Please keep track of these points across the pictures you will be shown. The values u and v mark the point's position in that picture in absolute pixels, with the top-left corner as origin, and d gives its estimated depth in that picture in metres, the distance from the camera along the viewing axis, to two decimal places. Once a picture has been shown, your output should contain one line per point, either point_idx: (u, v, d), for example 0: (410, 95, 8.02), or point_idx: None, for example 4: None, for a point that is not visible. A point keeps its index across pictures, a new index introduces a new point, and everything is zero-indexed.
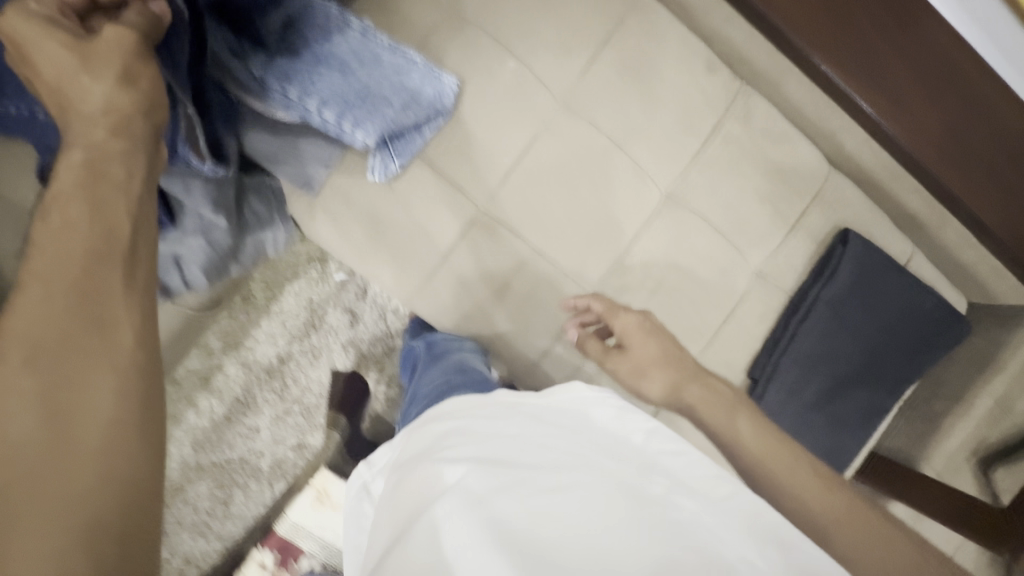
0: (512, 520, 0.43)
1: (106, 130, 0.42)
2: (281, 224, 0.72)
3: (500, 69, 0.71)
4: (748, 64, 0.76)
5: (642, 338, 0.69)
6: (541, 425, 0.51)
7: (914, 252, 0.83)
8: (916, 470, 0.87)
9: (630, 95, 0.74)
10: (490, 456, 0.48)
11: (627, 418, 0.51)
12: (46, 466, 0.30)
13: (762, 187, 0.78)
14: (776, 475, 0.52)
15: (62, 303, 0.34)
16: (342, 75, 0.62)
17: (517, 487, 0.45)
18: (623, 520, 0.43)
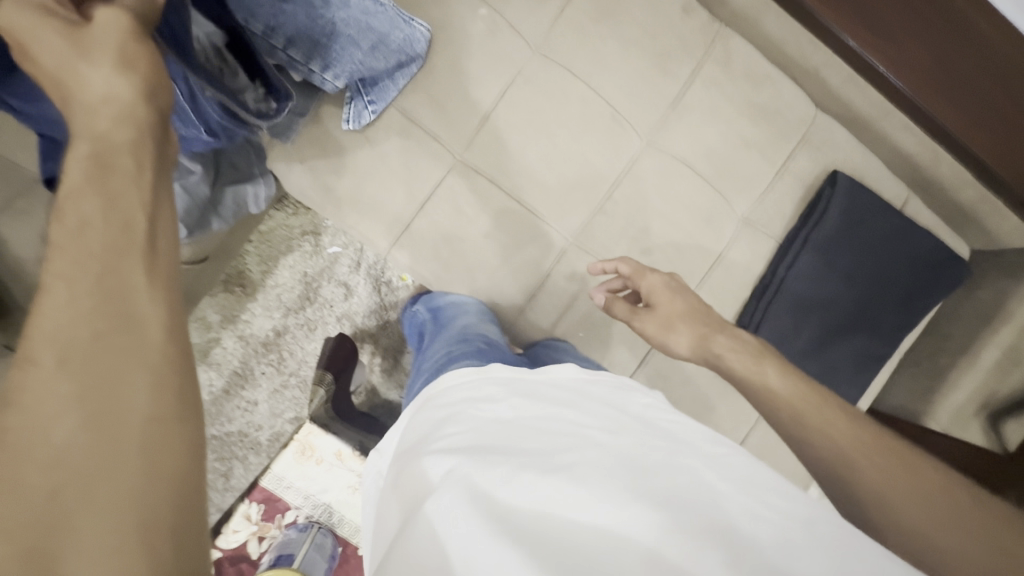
0: (524, 514, 0.35)
1: (113, 119, 0.32)
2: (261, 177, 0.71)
3: (472, 15, 0.70)
4: (725, 5, 0.75)
5: (669, 296, 0.63)
6: (541, 402, 0.44)
7: (908, 196, 0.81)
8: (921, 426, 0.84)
9: (607, 37, 0.73)
10: (489, 443, 0.40)
11: (625, 395, 0.46)
12: (90, 483, 0.23)
13: (748, 131, 0.76)
14: (781, 403, 0.50)
15: (84, 303, 0.26)
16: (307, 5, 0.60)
17: (524, 470, 0.37)
18: (651, 500, 0.35)
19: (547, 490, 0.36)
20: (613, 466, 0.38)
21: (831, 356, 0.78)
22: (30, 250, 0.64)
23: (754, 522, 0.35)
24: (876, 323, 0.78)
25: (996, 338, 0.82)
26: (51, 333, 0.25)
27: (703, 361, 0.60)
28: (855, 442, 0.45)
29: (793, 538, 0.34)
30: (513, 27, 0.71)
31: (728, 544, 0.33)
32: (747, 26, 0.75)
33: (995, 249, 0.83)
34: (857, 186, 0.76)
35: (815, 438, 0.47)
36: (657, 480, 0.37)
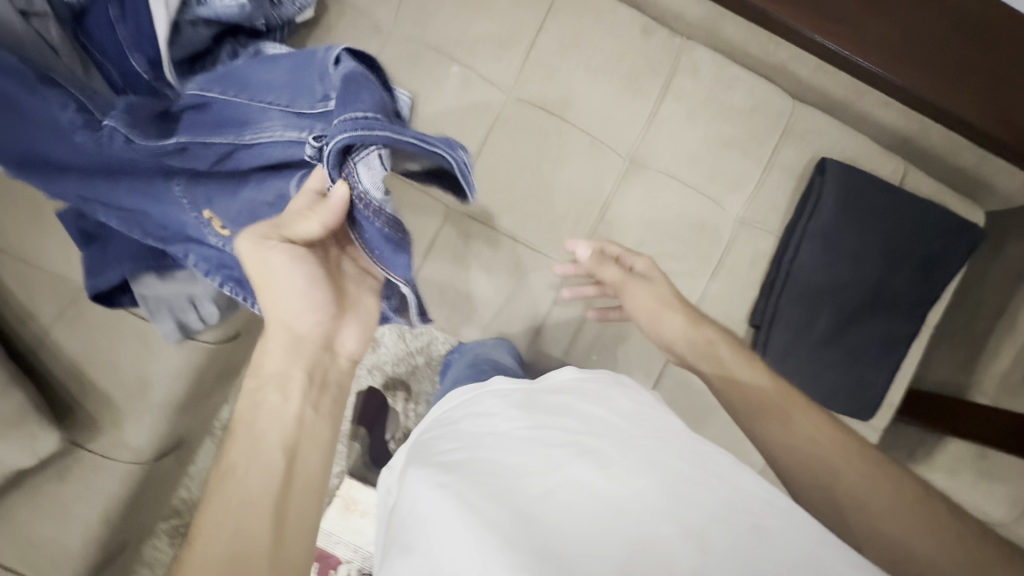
0: (509, 517, 0.36)
1: (279, 358, 0.47)
2: None
3: (446, 75, 0.75)
4: (680, 20, 0.77)
5: (659, 272, 0.70)
6: (537, 411, 0.46)
7: (907, 169, 0.80)
8: (968, 401, 0.80)
9: (574, 70, 0.76)
10: (486, 455, 0.43)
11: (620, 399, 0.48)
12: None
13: (727, 133, 0.78)
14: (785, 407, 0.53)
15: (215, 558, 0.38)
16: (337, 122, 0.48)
17: (514, 480, 0.39)
18: (632, 499, 0.37)
19: (533, 496, 0.38)
20: (598, 466, 0.39)
21: (854, 342, 0.77)
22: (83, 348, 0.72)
23: (727, 515, 0.37)
24: (895, 303, 0.77)
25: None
26: (208, 542, 0.39)
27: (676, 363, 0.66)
28: (834, 456, 0.49)
29: (759, 523, 0.37)
30: (481, 78, 0.76)
31: (701, 537, 0.35)
32: (706, 35, 0.77)
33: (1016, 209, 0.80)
34: (848, 170, 0.76)
35: (806, 447, 0.50)
36: (641, 479, 0.38)
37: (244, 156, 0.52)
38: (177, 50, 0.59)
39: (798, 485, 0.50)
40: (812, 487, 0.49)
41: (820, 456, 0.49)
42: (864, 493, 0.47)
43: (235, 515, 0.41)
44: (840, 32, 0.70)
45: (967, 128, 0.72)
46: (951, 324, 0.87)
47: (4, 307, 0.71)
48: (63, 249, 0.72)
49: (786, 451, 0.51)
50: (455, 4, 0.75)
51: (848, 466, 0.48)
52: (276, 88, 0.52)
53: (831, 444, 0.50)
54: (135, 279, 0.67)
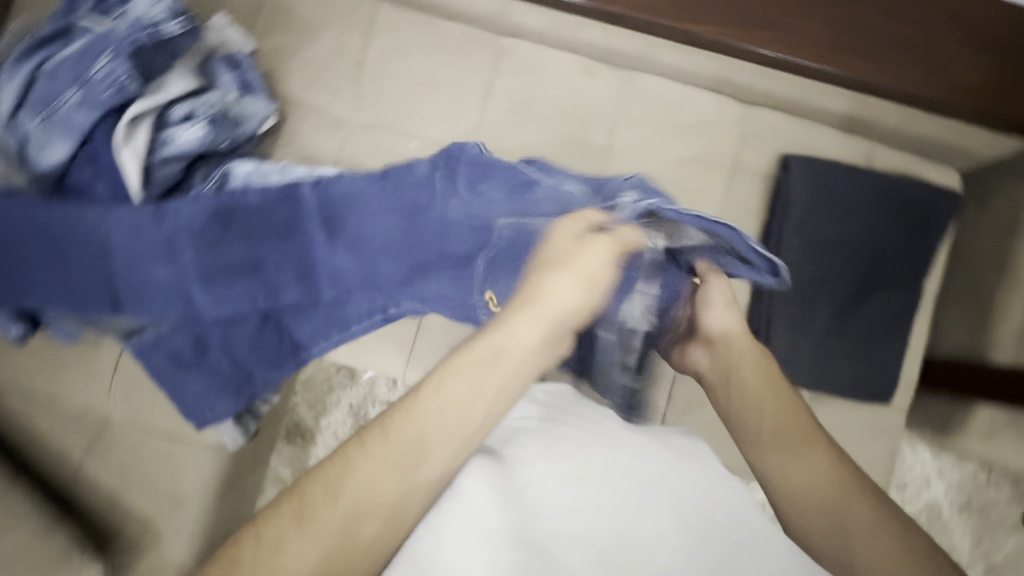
0: (506, 509, 0.39)
1: (475, 380, 0.40)
2: (320, 335, 0.73)
3: (408, 150, 0.79)
4: (619, 54, 0.80)
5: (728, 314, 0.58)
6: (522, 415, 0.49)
7: (873, 146, 0.80)
8: (991, 365, 0.77)
9: (527, 121, 0.79)
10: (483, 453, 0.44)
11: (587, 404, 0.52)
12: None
13: (687, 149, 0.79)
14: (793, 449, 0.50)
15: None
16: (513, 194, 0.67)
17: (529, 475, 0.41)
18: (619, 500, 0.41)
19: (535, 491, 0.41)
20: (591, 461, 0.43)
21: (858, 329, 0.76)
22: (116, 473, 0.75)
23: (698, 528, 0.41)
24: (890, 283, 0.77)
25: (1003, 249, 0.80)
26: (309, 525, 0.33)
27: (719, 367, 0.57)
28: (847, 500, 0.46)
29: (718, 537, 0.41)
30: (442, 145, 0.79)
31: (664, 539, 0.40)
32: (647, 62, 0.80)
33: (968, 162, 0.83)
34: (812, 161, 0.77)
35: (799, 476, 0.49)
36: (616, 483, 0.42)
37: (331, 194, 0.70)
38: (153, 187, 0.67)
39: (808, 534, 0.47)
40: (822, 529, 0.46)
41: (831, 495, 0.47)
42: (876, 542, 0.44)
43: (390, 467, 0.36)
44: (762, 38, 0.76)
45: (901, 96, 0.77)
46: (956, 287, 0.86)
47: (36, 450, 0.75)
48: (82, 385, 0.75)
49: (791, 486, 0.49)
50: (406, 85, 0.79)
51: (859, 508, 0.46)
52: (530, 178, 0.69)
53: (848, 488, 0.47)
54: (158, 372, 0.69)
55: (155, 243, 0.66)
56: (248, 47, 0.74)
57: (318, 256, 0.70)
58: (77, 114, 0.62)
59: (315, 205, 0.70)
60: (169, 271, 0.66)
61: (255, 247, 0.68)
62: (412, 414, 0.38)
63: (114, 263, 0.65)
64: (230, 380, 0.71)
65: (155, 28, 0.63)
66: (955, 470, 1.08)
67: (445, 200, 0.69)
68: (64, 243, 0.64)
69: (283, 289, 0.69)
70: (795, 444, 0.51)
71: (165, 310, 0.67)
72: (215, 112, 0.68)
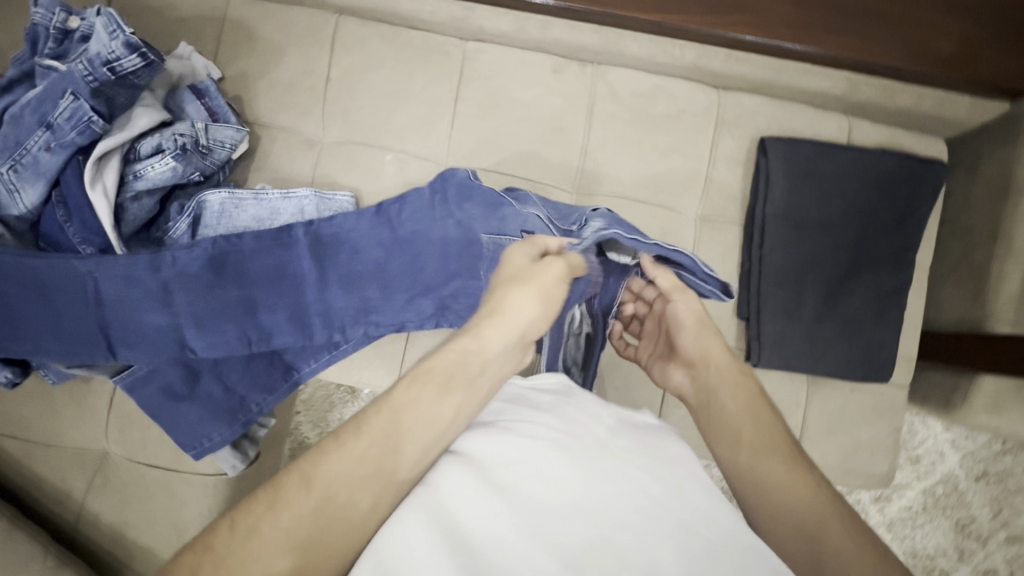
0: (483, 513, 0.36)
1: (436, 390, 0.45)
2: (309, 363, 0.74)
3: (381, 163, 0.78)
4: (586, 50, 0.79)
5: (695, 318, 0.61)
6: (522, 410, 0.46)
7: (852, 123, 0.79)
8: (989, 334, 0.75)
9: (499, 125, 0.78)
10: (469, 451, 0.41)
11: (594, 401, 0.48)
12: None
13: (662, 140, 0.78)
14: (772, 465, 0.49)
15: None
16: (488, 214, 0.70)
17: (515, 473, 0.39)
18: (610, 505, 0.38)
19: (518, 491, 0.38)
20: (584, 461, 0.40)
21: (849, 309, 0.75)
22: (119, 509, 0.75)
23: (692, 538, 0.37)
24: (879, 260, 0.75)
25: (996, 217, 0.78)
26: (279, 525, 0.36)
27: (693, 387, 0.59)
28: (827, 515, 0.44)
29: (719, 551, 0.37)
30: (414, 156, 0.79)
31: (654, 554, 0.36)
32: (614, 56, 0.79)
33: (952, 129, 0.81)
34: (789, 141, 0.75)
35: (778, 486, 0.47)
36: (608, 487, 0.39)
37: (322, 229, 0.72)
38: (127, 224, 0.68)
39: (785, 545, 0.44)
40: (795, 540, 0.43)
41: (808, 509, 0.45)
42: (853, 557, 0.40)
43: (362, 461, 0.40)
44: (740, 24, 0.75)
45: (874, 68, 0.76)
46: (950, 257, 0.84)
47: (42, 492, 0.76)
48: (77, 425, 0.75)
49: (768, 496, 0.47)
50: (374, 98, 0.78)
51: (837, 524, 0.43)
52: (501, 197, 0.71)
53: (826, 505, 0.45)
54: (144, 404, 0.69)
55: (148, 290, 0.68)
56: (217, 74, 0.76)
57: (307, 285, 0.72)
58: (44, 156, 0.63)
59: (303, 240, 0.72)
60: (162, 317, 0.68)
61: (245, 288, 0.71)
62: (386, 413, 0.43)
63: (107, 312, 0.67)
64: (223, 408, 0.71)
65: (112, 65, 0.61)
66: (968, 440, 1.06)
67: (443, 228, 0.72)
68: (55, 297, 0.66)
69: (275, 326, 0.72)
70: (775, 457, 0.49)
71: (160, 352, 0.68)
72: (185, 144, 0.67)
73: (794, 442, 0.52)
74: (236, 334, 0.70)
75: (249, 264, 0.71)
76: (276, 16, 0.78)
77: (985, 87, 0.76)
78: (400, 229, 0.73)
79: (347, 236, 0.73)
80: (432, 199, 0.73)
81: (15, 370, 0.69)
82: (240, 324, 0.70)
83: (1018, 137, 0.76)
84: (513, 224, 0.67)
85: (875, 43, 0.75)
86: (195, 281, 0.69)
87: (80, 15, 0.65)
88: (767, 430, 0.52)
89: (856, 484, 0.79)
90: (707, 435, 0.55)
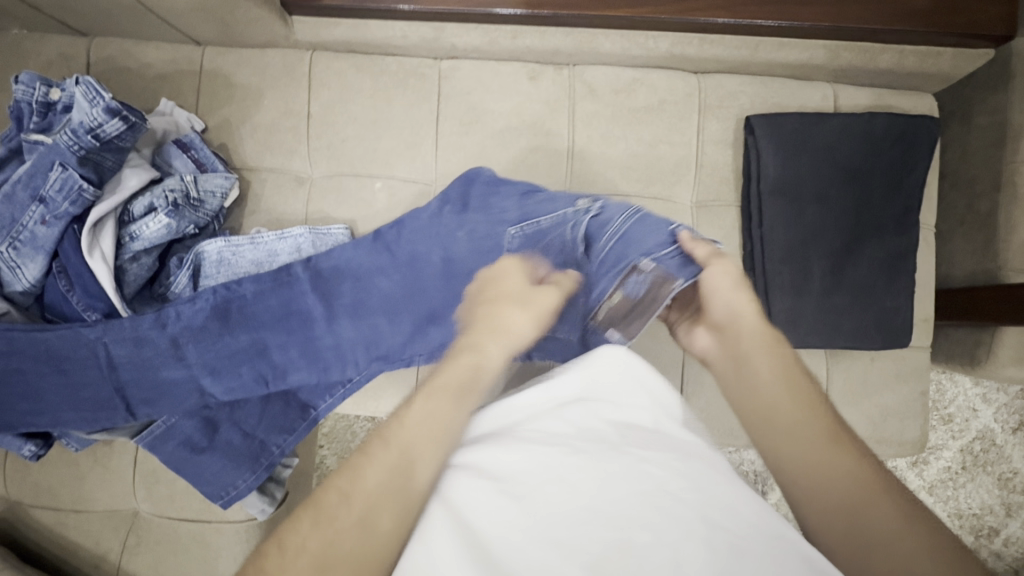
0: (504, 525, 0.36)
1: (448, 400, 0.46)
2: (322, 401, 0.74)
3: (372, 192, 0.79)
4: (561, 54, 0.79)
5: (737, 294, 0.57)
6: (538, 414, 0.45)
7: (835, 91, 0.78)
8: (1004, 284, 0.74)
9: (482, 138, 0.78)
10: (483, 460, 0.41)
11: (616, 393, 0.47)
12: None
13: (648, 132, 0.78)
14: (810, 439, 0.46)
15: None
16: (518, 199, 0.71)
17: (528, 480, 0.38)
18: (628, 507, 0.37)
19: (531, 497, 0.37)
20: (600, 460, 0.39)
21: (860, 277, 0.74)
22: (154, 566, 0.75)
23: (717, 533, 0.36)
24: (883, 225, 0.74)
25: (996, 165, 0.76)
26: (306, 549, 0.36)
27: (719, 356, 0.56)
28: (873, 495, 0.42)
29: (747, 545, 0.35)
30: (403, 180, 0.79)
31: (677, 553, 0.34)
32: (589, 55, 0.79)
33: (940, 83, 0.80)
34: (775, 116, 0.75)
35: (818, 468, 0.44)
36: (624, 487, 0.38)
37: (324, 263, 0.72)
38: (128, 285, 0.69)
39: (829, 527, 0.42)
40: (836, 525, 0.41)
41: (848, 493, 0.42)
42: (904, 546, 0.38)
43: (382, 481, 0.40)
44: (713, 7, 0.74)
45: (856, 32, 0.74)
46: (955, 211, 0.83)
47: (79, 559, 0.76)
48: (104, 488, 0.76)
49: (808, 481, 0.44)
50: (356, 129, 0.79)
51: (882, 507, 0.41)
52: (511, 205, 0.71)
53: (869, 485, 0.42)
54: (163, 458, 0.69)
55: (158, 349, 0.68)
56: (200, 125, 0.77)
57: (315, 322, 0.72)
58: (41, 230, 0.64)
59: (306, 278, 0.72)
60: (177, 372, 0.69)
61: (255, 333, 0.71)
62: (405, 426, 0.43)
63: (121, 375, 0.68)
64: (244, 454, 0.71)
65: (96, 132, 0.62)
66: (1000, 393, 1.04)
67: (446, 243, 0.72)
68: (68, 367, 0.67)
69: (287, 364, 0.72)
70: (814, 441, 0.46)
71: (181, 404, 0.69)
72: (176, 199, 0.67)
73: (839, 420, 0.49)
74: (249, 379, 0.71)
75: (251, 306, 0.71)
76: (251, 60, 0.79)
77: (967, 39, 0.74)
78: (401, 254, 0.73)
79: (349, 268, 0.73)
80: (440, 208, 0.73)
81: (38, 443, 0.68)
82: (251, 367, 0.71)
83: (1010, 81, 0.75)
84: (563, 200, 0.69)
85: (853, 8, 0.73)
86: (203, 330, 0.70)
87: (60, 86, 0.66)
88: (806, 413, 0.48)
89: (890, 453, 0.78)
90: (739, 412, 0.52)
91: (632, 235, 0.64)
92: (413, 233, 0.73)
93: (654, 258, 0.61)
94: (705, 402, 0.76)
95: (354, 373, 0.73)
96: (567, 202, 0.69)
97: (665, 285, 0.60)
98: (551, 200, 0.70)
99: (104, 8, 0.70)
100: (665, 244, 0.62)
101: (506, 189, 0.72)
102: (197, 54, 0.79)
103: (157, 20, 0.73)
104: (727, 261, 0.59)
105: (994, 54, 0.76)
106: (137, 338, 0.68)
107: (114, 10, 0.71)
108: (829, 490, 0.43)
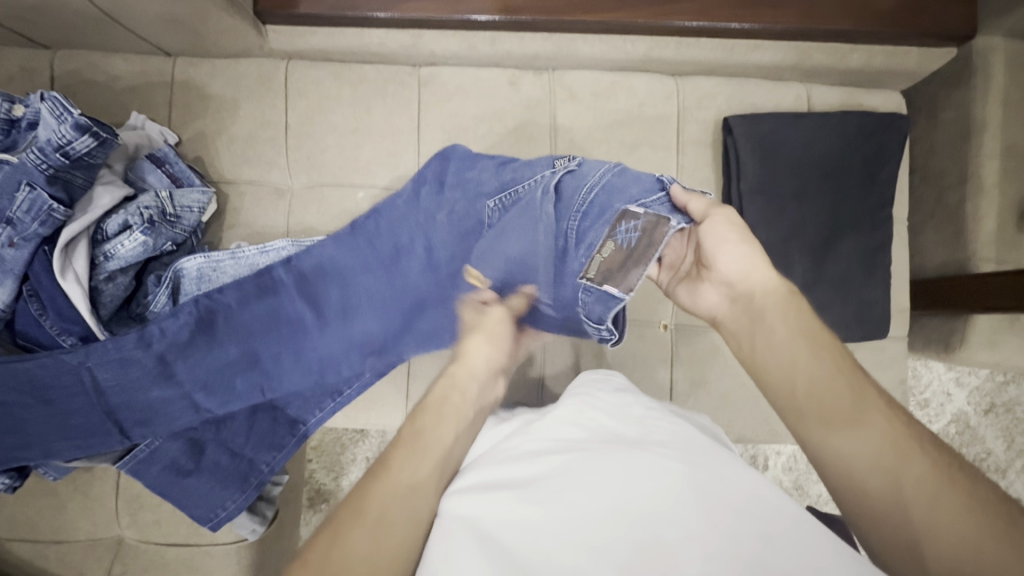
0: (525, 528, 0.37)
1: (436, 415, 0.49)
2: (313, 417, 0.72)
3: (355, 201, 0.78)
4: (541, 57, 0.79)
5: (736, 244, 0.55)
6: (550, 423, 0.47)
7: (808, 91, 0.80)
8: (974, 273, 0.76)
9: (464, 144, 0.78)
10: (501, 472, 0.43)
11: (610, 401, 0.50)
12: None
13: (628, 134, 0.78)
14: (826, 406, 0.45)
15: None
16: (497, 167, 0.69)
17: (546, 485, 0.40)
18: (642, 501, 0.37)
19: (547, 501, 0.39)
20: (616, 464, 0.41)
21: (840, 272, 0.76)
22: None
23: (743, 521, 0.36)
24: (859, 219, 0.76)
25: (961, 160, 0.79)
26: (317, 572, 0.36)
27: (739, 319, 0.54)
28: (896, 451, 0.41)
29: (769, 532, 0.35)
30: (386, 189, 0.78)
31: (697, 541, 0.35)
32: (568, 57, 0.79)
33: (906, 81, 0.83)
34: (752, 117, 0.76)
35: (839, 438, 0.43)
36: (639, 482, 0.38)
37: (308, 261, 0.71)
38: (106, 306, 0.67)
39: (860, 494, 0.41)
40: (867, 498, 0.41)
41: (878, 463, 0.41)
42: (928, 497, 0.38)
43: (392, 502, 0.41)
44: (687, 11, 0.75)
45: (826, 33, 0.76)
46: (925, 205, 0.86)
47: None
48: (87, 516, 0.73)
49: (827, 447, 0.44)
50: (335, 138, 0.77)
51: (906, 460, 0.40)
52: (488, 181, 0.68)
53: (887, 439, 0.42)
54: (150, 484, 0.67)
55: (145, 368, 0.66)
56: (174, 138, 0.76)
57: (305, 330, 0.71)
58: (8, 252, 0.61)
59: (292, 283, 0.71)
60: (168, 391, 0.67)
61: (245, 348, 0.70)
62: (399, 445, 0.47)
63: (110, 399, 0.65)
64: (232, 474, 0.69)
65: (65, 150, 0.60)
66: (972, 376, 1.08)
67: (428, 230, 0.71)
68: (53, 397, 0.64)
69: (280, 377, 0.71)
70: (833, 397, 0.45)
71: (170, 426, 0.67)
72: (152, 215, 0.66)
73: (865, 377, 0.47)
74: (240, 396, 0.69)
75: (240, 320, 0.70)
76: (225, 71, 0.77)
77: (930, 39, 0.77)
78: (385, 248, 0.72)
79: (337, 270, 0.72)
80: (416, 190, 0.72)
81: (12, 476, 0.66)
82: (240, 383, 0.69)
83: (972, 79, 0.78)
84: (540, 161, 0.66)
85: (822, 10, 0.75)
86: (192, 345, 0.68)
87: (24, 102, 0.63)
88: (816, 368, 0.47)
89: None
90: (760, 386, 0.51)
91: (614, 184, 0.60)
92: (394, 227, 0.72)
93: (643, 204, 0.57)
94: (694, 399, 0.77)
95: (349, 384, 0.72)
96: (541, 162, 0.67)
97: (658, 228, 0.55)
98: (527, 165, 0.67)
99: (68, 20, 0.67)
100: (653, 192, 0.59)
101: (490, 162, 0.70)
102: (168, 65, 0.77)
103: (124, 31, 0.70)
104: (730, 209, 0.56)
105: (956, 53, 0.79)
106: (123, 359, 0.65)
107: (77, 21, 0.68)
108: (851, 449, 0.42)
